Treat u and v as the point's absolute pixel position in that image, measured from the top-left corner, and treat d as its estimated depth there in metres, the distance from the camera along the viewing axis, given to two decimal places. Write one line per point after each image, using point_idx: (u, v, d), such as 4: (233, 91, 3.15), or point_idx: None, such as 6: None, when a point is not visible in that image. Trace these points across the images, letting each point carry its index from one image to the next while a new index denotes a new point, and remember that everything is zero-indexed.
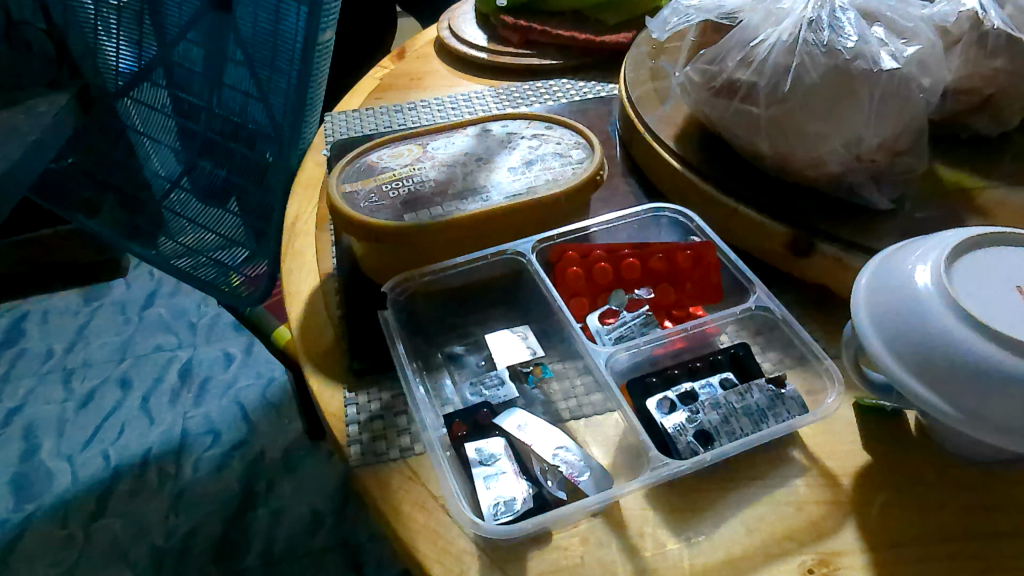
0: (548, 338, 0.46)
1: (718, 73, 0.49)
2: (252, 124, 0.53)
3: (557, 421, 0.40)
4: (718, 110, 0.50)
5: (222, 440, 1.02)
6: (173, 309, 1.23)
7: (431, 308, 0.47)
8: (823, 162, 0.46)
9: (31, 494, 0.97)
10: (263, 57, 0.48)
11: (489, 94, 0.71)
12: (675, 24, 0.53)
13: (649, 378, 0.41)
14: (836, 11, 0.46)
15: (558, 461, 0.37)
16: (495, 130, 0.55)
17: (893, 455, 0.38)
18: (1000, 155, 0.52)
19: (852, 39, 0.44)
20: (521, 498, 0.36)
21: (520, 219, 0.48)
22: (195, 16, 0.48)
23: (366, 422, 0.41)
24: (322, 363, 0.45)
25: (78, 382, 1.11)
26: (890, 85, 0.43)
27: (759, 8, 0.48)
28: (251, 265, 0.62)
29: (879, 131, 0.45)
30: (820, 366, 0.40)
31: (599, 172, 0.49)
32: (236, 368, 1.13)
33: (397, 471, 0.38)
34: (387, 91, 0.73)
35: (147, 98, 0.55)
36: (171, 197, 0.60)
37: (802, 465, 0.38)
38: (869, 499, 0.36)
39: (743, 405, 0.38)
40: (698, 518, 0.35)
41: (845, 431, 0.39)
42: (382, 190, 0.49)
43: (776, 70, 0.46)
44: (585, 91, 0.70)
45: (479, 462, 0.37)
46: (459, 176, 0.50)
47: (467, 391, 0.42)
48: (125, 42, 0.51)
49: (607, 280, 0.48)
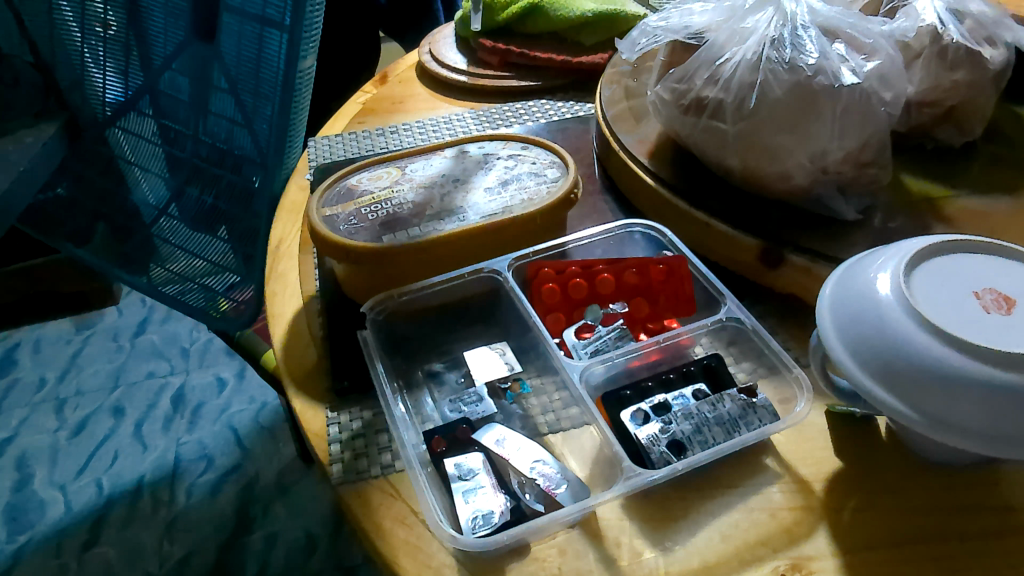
0: (525, 354, 0.47)
1: (687, 91, 0.51)
2: (238, 150, 0.53)
3: (535, 434, 0.41)
4: (688, 127, 0.52)
5: (215, 464, 1.03)
6: (165, 335, 1.24)
7: (411, 326, 0.48)
8: (790, 176, 0.48)
9: (24, 524, 0.97)
10: (248, 83, 0.49)
11: (469, 116, 0.72)
12: (644, 45, 0.55)
13: (624, 390, 0.41)
14: (798, 29, 0.47)
15: (535, 474, 0.38)
16: (472, 151, 0.56)
17: (864, 459, 0.38)
18: (968, 163, 0.54)
19: (813, 56, 0.45)
20: (499, 511, 0.36)
21: (497, 238, 0.49)
22: (179, 47, 0.49)
23: (348, 440, 0.41)
24: (304, 384, 0.46)
25: (71, 411, 1.12)
26: (852, 100, 0.45)
27: (724, 27, 0.50)
28: (238, 291, 0.63)
29: (843, 144, 0.46)
30: (790, 375, 0.41)
31: (573, 191, 0.50)
32: (229, 393, 1.13)
33: (378, 488, 0.39)
34: (369, 115, 0.75)
35: (135, 127, 0.55)
36: (160, 223, 0.61)
37: (775, 472, 0.38)
38: (841, 504, 0.36)
39: (715, 415, 0.39)
40: (674, 527, 0.36)
41: (815, 437, 0.40)
42: (362, 213, 0.50)
43: (741, 87, 0.47)
44: (564, 111, 0.71)
45: (458, 476, 0.38)
46: (437, 197, 0.51)
47: (447, 408, 0.43)
48: (112, 71, 0.52)
49: (582, 295, 0.49)
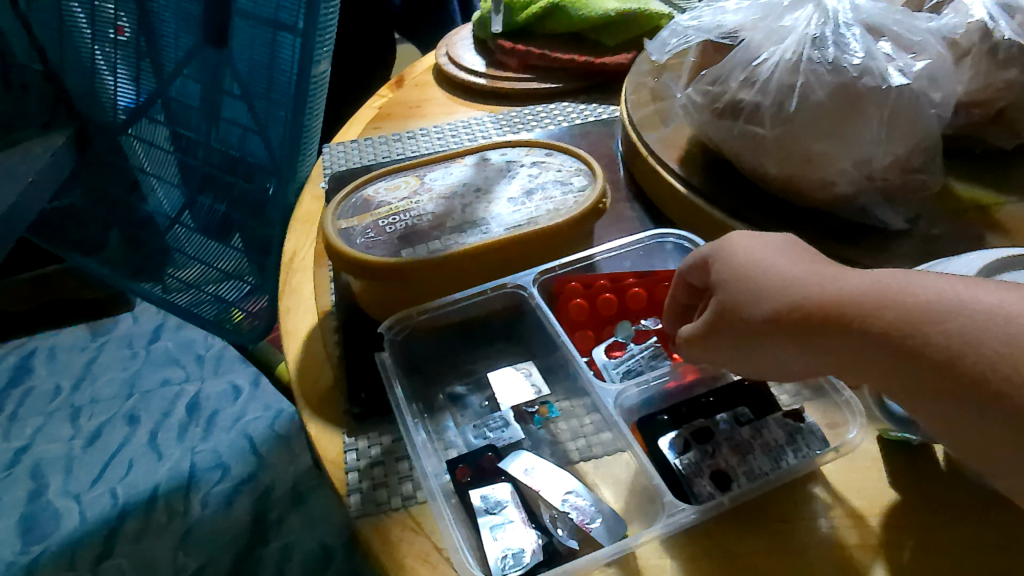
0: (553, 373, 0.44)
1: (721, 94, 0.48)
2: (251, 157, 0.51)
3: (565, 463, 0.39)
4: (722, 132, 0.49)
5: (230, 473, 1.01)
6: (180, 342, 1.22)
7: (432, 344, 0.45)
8: (833, 184, 0.45)
9: (39, 535, 0.95)
10: (260, 90, 0.46)
11: (488, 120, 0.70)
12: (674, 46, 0.52)
13: (660, 416, 0.39)
14: (840, 28, 0.44)
15: (568, 507, 0.35)
16: (494, 158, 0.53)
17: (922, 491, 0.36)
18: (1016, 167, 0.51)
19: (858, 56, 0.42)
20: (530, 550, 0.34)
21: (522, 252, 0.46)
22: (190, 53, 0.46)
23: (366, 469, 0.39)
24: (320, 407, 0.43)
25: (86, 419, 1.10)
26: (900, 101, 0.42)
27: (760, 26, 0.47)
28: (251, 300, 0.60)
29: (890, 150, 0.44)
30: (841, 398, 0.38)
31: (602, 201, 0.48)
32: (244, 401, 1.11)
33: (398, 522, 0.36)
34: (385, 120, 0.72)
35: (146, 134, 0.53)
36: (175, 230, 0.59)
37: (826, 505, 0.36)
38: (900, 542, 0.34)
39: (760, 441, 0.36)
40: (720, 567, 0.33)
41: (867, 467, 0.37)
42: (379, 225, 0.47)
43: (780, 90, 0.44)
44: (587, 114, 0.69)
45: (485, 510, 0.35)
46: (458, 209, 0.49)
47: (471, 434, 0.41)
48: (123, 76, 0.50)
49: (612, 312, 0.47)
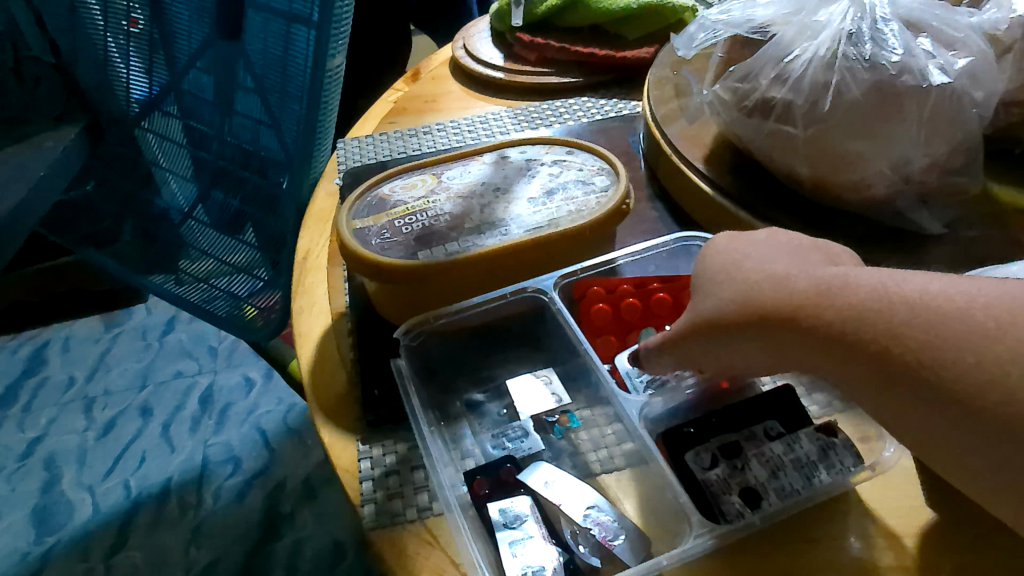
0: (574, 381, 0.43)
1: (751, 91, 0.46)
2: (264, 151, 0.50)
3: (587, 475, 0.38)
4: (751, 130, 0.47)
5: (243, 467, 1.01)
6: (193, 334, 1.22)
7: (448, 349, 0.44)
8: (868, 185, 0.43)
9: (52, 526, 0.95)
10: (275, 83, 0.45)
11: (506, 115, 0.68)
12: (702, 41, 0.50)
13: (687, 427, 0.36)
14: (878, 22, 0.42)
15: (590, 523, 0.34)
16: (513, 156, 0.52)
17: (962, 510, 0.34)
18: None
19: (896, 53, 0.40)
20: (551, 568, 0.32)
21: (542, 254, 0.45)
22: (203, 46, 0.45)
23: (380, 478, 0.38)
24: (333, 412, 0.42)
25: (99, 410, 1.10)
26: (941, 100, 0.40)
27: (793, 21, 0.45)
28: (262, 296, 0.60)
29: (929, 151, 0.42)
30: None
31: (625, 202, 0.46)
32: (257, 394, 1.11)
33: (414, 535, 0.35)
34: (401, 115, 0.71)
35: (159, 127, 0.52)
36: (188, 223, 0.58)
37: (858, 523, 0.34)
38: (938, 566, 0.32)
39: (792, 457, 0.34)
40: None
41: (902, 485, 0.35)
42: (395, 225, 0.46)
43: (814, 87, 0.42)
44: (607, 110, 0.67)
45: (504, 524, 0.34)
46: (476, 209, 0.47)
47: (490, 444, 0.40)
48: (136, 67, 0.48)
49: (636, 317, 0.45)
